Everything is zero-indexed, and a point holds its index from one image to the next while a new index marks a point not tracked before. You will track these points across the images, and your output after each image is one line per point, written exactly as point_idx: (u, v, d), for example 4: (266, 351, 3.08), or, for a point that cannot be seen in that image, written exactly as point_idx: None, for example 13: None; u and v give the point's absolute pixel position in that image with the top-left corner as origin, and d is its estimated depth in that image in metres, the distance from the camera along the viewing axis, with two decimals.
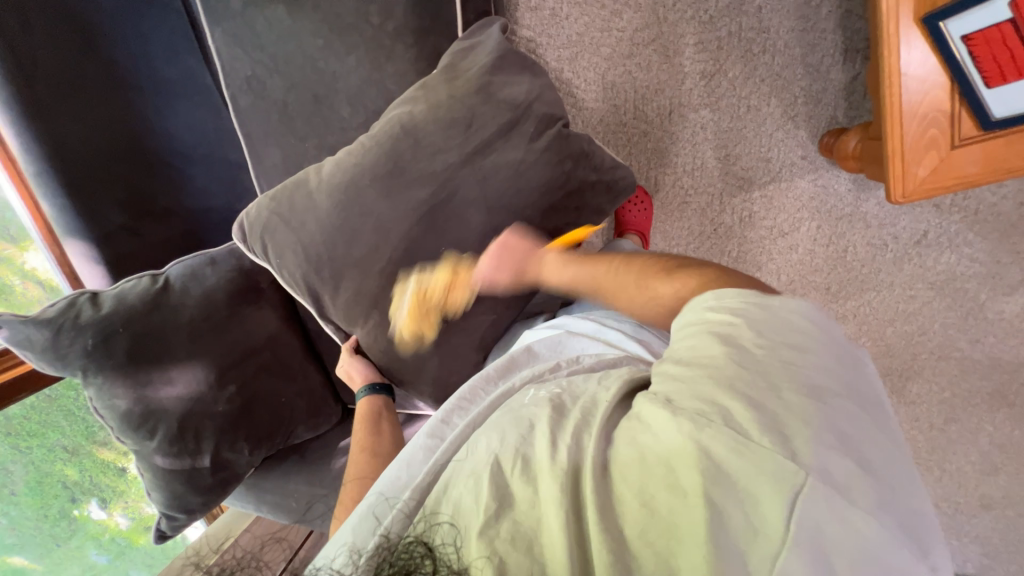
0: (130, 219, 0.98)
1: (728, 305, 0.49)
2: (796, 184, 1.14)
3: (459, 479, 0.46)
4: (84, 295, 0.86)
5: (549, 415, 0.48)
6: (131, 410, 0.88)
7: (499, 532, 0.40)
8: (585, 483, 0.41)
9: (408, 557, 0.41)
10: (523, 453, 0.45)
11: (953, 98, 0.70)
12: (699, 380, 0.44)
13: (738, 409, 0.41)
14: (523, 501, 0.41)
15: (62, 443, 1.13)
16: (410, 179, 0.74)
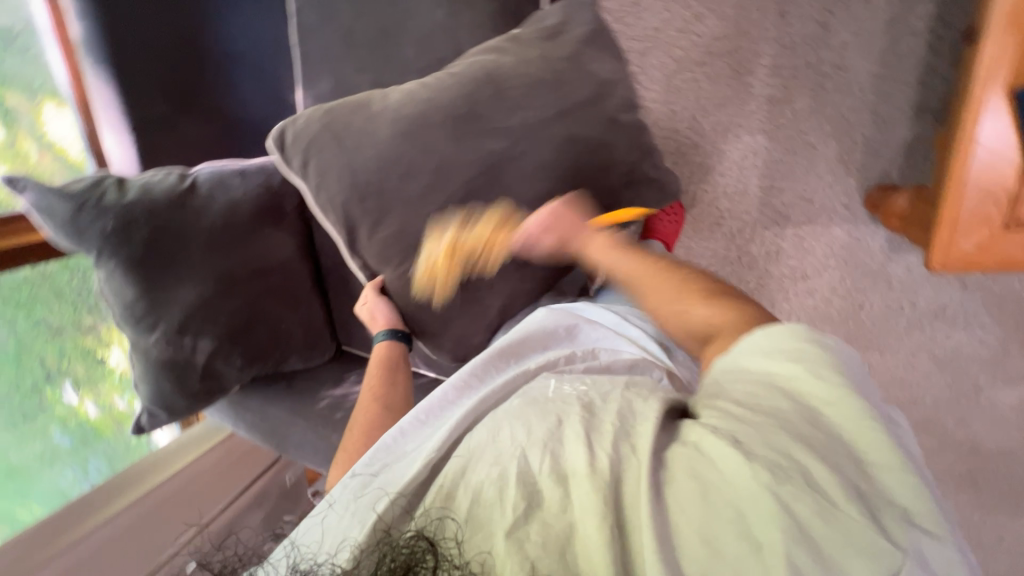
0: (170, 110, 0.96)
1: (787, 347, 0.49)
2: (830, 230, 1.13)
3: (482, 464, 0.47)
4: (111, 177, 0.85)
5: (579, 415, 0.49)
6: (136, 302, 0.87)
7: (529, 534, 0.41)
8: (623, 492, 0.42)
9: (409, 552, 0.40)
10: (552, 450, 0.46)
11: (1019, 180, 0.69)
12: (766, 426, 0.44)
13: (818, 469, 0.40)
14: (555, 504, 0.42)
15: (51, 320, 1.14)
16: (463, 134, 0.72)
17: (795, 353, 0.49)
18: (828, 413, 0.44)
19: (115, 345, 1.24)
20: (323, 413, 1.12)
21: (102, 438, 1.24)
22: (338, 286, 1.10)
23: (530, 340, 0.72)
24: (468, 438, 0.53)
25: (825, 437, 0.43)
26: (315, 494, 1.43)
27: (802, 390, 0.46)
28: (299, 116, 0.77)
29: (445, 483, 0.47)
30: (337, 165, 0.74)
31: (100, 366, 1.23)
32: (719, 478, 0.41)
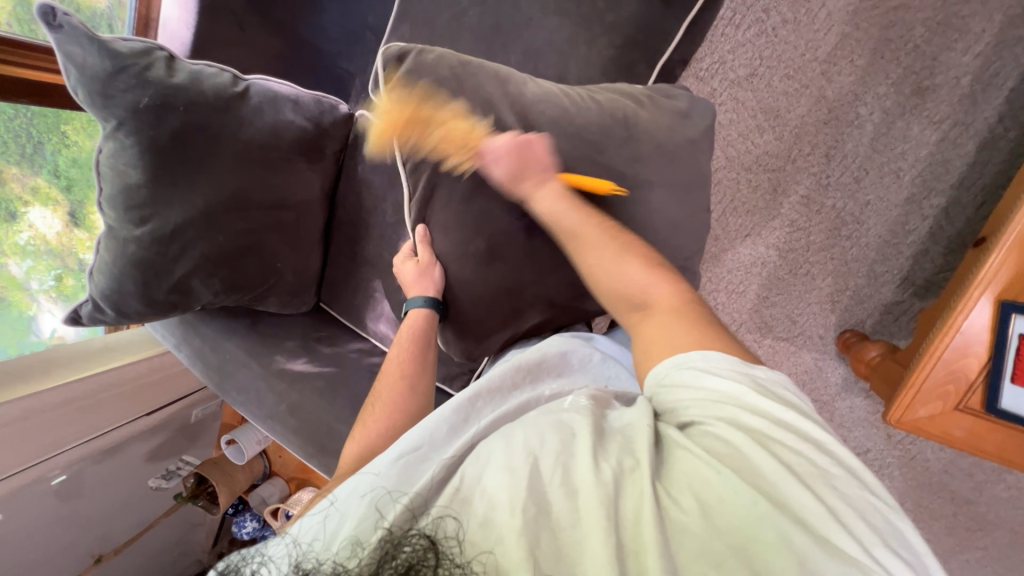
0: (244, 9, 0.91)
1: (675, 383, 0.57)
2: (800, 353, 1.25)
3: (494, 471, 0.47)
4: (162, 52, 0.78)
5: (590, 434, 0.51)
6: (137, 188, 0.79)
7: (541, 540, 0.42)
8: (624, 506, 0.45)
9: (411, 550, 0.42)
10: (564, 462, 0.47)
11: (980, 372, 0.79)
12: (758, 459, 0.47)
13: (808, 503, 0.44)
14: (563, 514, 0.44)
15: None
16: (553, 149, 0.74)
17: (771, 394, 0.54)
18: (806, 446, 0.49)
19: (38, 206, 1.06)
20: (282, 365, 1.05)
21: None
22: (344, 243, 1.04)
23: (543, 364, 0.73)
24: (481, 444, 0.52)
25: (809, 468, 0.47)
26: (227, 443, 1.35)
27: (784, 423, 0.51)
28: (429, 52, 0.75)
29: (460, 485, 0.48)
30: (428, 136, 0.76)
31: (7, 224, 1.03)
32: (724, 507, 0.44)
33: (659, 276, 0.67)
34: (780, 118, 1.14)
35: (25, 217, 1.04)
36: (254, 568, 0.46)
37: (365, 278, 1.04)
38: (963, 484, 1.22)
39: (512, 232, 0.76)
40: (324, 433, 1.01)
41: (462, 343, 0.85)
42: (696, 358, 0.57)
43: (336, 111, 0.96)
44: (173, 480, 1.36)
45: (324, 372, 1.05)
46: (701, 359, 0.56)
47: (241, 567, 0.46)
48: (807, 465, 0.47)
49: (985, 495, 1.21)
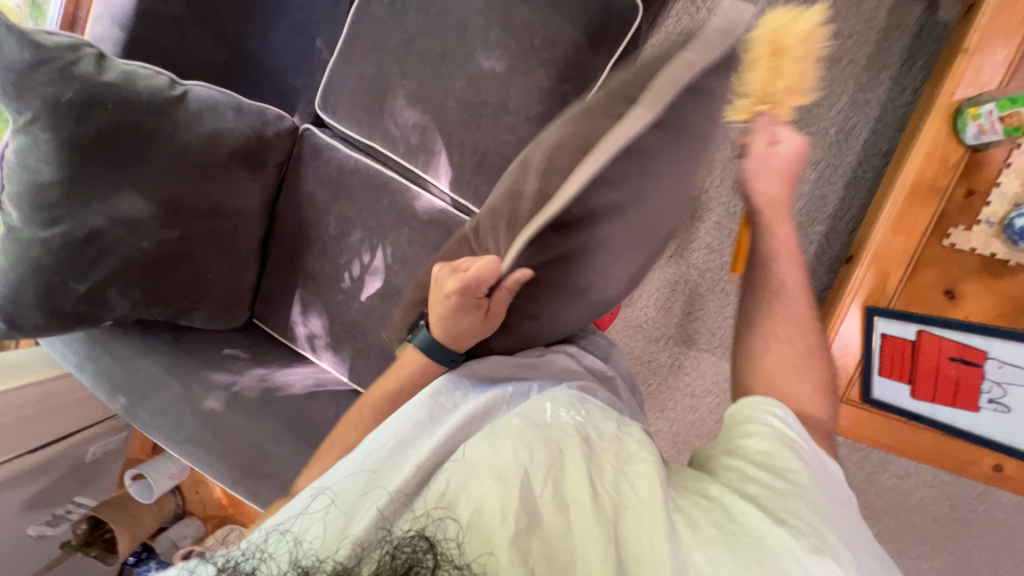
0: (189, 19, 0.90)
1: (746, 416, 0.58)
2: (720, 363, 1.40)
3: (481, 479, 0.46)
4: (92, 49, 0.75)
5: (580, 446, 0.50)
6: (50, 186, 0.73)
7: (530, 549, 0.42)
8: (631, 531, 0.44)
9: (411, 551, 0.40)
10: (554, 477, 0.47)
11: (856, 368, 0.93)
12: (785, 495, 0.48)
13: (833, 537, 0.45)
14: (552, 526, 0.44)
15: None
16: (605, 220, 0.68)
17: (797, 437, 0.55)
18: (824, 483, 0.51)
19: None
20: (205, 383, 0.97)
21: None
22: (283, 256, 1.02)
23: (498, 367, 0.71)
24: (463, 448, 0.51)
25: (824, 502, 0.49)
26: (133, 478, 1.22)
27: (810, 459, 0.53)
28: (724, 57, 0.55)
29: (447, 488, 0.47)
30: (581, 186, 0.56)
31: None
32: (750, 538, 0.44)
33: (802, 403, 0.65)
34: None
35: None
36: (253, 566, 0.42)
37: (305, 290, 1.01)
38: (857, 476, 1.38)
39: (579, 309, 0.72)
40: (253, 456, 0.94)
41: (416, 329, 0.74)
42: (778, 414, 0.56)
43: (280, 122, 0.96)
44: (59, 526, 1.18)
45: (256, 390, 0.98)
46: (779, 415, 0.56)
47: (242, 562, 0.43)
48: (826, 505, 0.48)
49: (875, 484, 1.37)
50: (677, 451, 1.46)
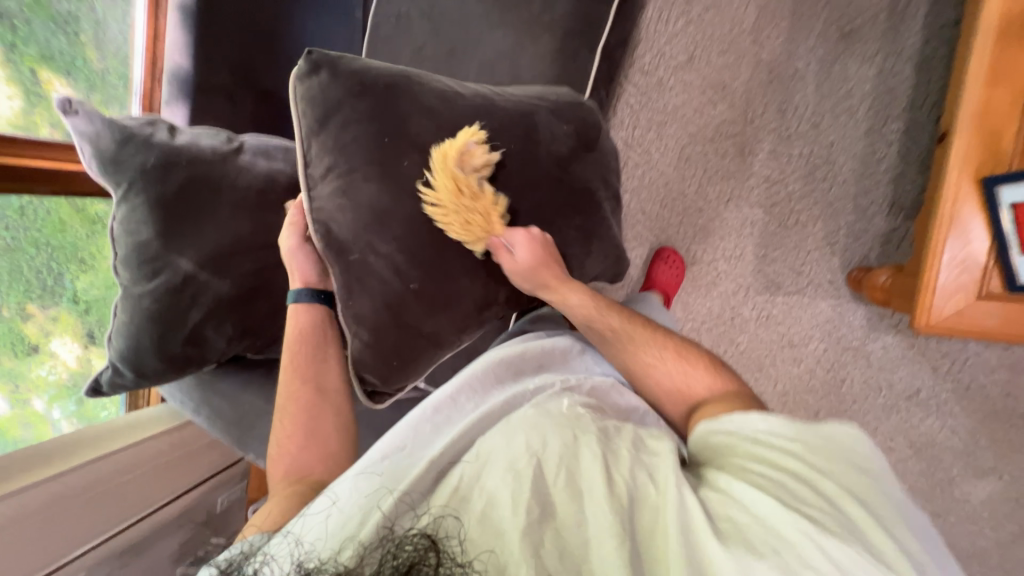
0: (233, 84, 1.02)
1: (741, 424, 0.65)
2: (817, 304, 1.25)
3: (496, 471, 0.58)
4: (165, 123, 0.88)
5: (594, 439, 0.62)
6: (150, 244, 0.85)
7: (541, 537, 0.53)
8: (639, 511, 0.56)
9: (412, 548, 0.49)
10: (567, 468, 0.58)
11: (990, 254, 0.78)
12: (789, 483, 0.57)
13: (850, 516, 0.54)
14: (561, 513, 0.55)
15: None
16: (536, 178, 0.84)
17: (791, 430, 0.63)
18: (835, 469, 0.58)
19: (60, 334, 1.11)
20: None
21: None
22: None
23: (525, 359, 0.83)
24: (479, 440, 0.63)
25: (838, 485, 0.56)
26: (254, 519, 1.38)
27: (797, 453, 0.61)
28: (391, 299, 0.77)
29: (461, 483, 0.58)
30: (411, 273, 0.78)
31: (28, 357, 1.06)
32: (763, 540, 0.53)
33: (710, 373, 0.80)
34: (727, 88, 1.24)
35: (47, 347, 1.09)
36: (258, 566, 0.51)
37: None
38: None
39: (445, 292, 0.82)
40: None
41: (361, 104, 0.74)
42: (759, 422, 0.65)
43: None
44: None
45: None
46: (762, 421, 0.65)
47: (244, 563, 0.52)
48: (826, 499, 0.56)
49: None
50: (790, 412, 1.30)
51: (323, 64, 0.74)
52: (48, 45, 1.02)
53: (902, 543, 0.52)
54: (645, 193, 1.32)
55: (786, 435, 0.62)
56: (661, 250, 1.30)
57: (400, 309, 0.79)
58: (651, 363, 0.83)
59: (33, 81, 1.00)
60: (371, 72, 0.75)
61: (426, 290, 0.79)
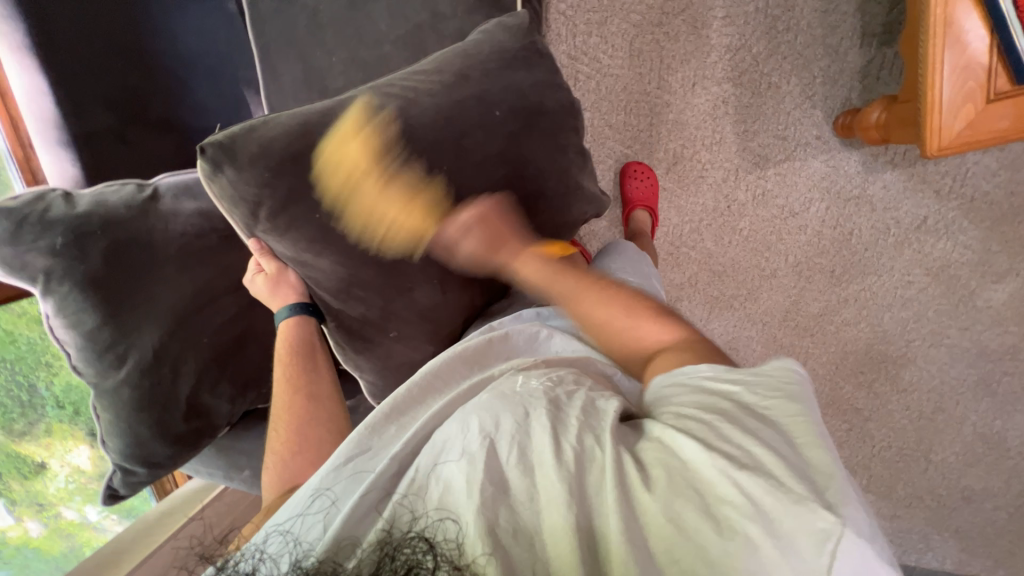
0: (120, 122, 0.86)
1: (685, 371, 0.54)
2: (809, 163, 1.23)
3: (450, 458, 0.49)
4: (56, 190, 0.75)
5: (545, 407, 0.53)
6: (99, 329, 0.74)
7: (497, 519, 0.44)
8: (588, 481, 0.46)
9: (409, 551, 0.40)
10: (518, 441, 0.49)
11: (992, 53, 0.73)
12: (713, 419, 0.48)
13: (762, 452, 0.44)
14: (521, 490, 0.46)
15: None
16: (480, 184, 0.74)
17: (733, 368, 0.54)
18: (765, 404, 0.49)
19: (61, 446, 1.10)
20: None
21: (5, 563, 1.05)
22: None
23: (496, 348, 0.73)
24: (437, 430, 0.55)
25: (764, 422, 0.47)
26: None
27: (744, 393, 0.50)
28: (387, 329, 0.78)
29: (415, 475, 0.50)
30: (387, 323, 0.78)
31: (40, 475, 1.09)
32: (694, 492, 0.43)
33: (662, 324, 0.64)
34: None
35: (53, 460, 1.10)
36: (254, 564, 0.42)
37: None
38: None
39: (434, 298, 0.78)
40: None
41: (280, 185, 0.67)
42: (703, 371, 0.54)
43: None
44: None
45: None
46: (707, 370, 0.54)
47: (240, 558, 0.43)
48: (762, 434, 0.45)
49: None
50: (809, 279, 1.30)
51: (221, 159, 0.65)
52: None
53: (823, 485, 0.41)
54: (605, 104, 1.22)
55: (729, 372, 0.53)
56: (627, 166, 1.23)
57: (390, 355, 0.81)
58: (596, 302, 0.67)
59: None
60: (275, 142, 0.66)
61: (405, 331, 0.79)
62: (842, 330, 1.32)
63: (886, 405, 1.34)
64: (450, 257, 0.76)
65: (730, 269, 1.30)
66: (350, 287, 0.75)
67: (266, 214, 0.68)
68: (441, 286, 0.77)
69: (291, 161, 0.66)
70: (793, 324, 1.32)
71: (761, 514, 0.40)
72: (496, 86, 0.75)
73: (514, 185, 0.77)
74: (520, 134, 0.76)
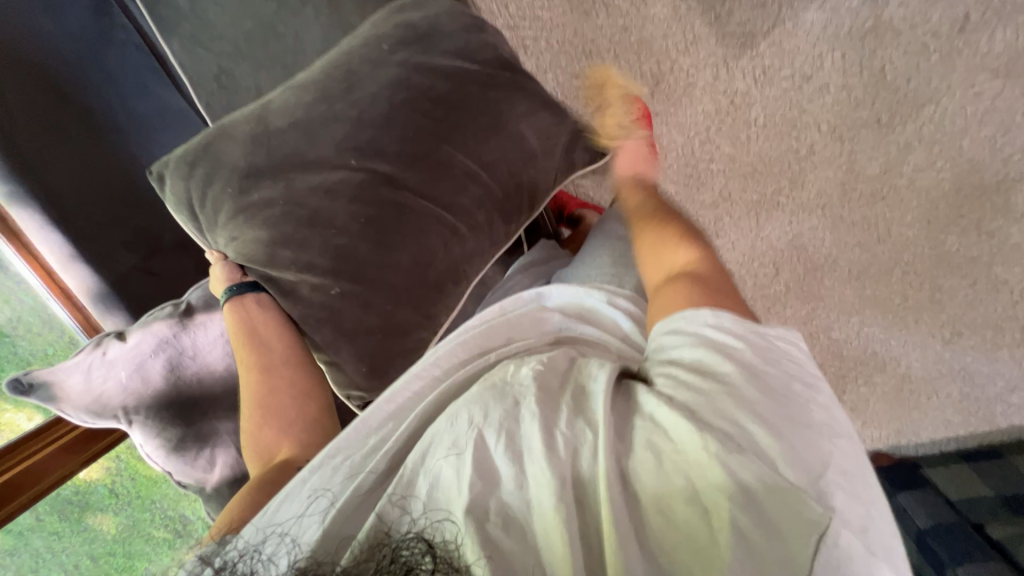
0: (140, 258, 0.94)
1: (692, 321, 0.54)
2: (802, 19, 1.11)
3: (438, 451, 0.47)
4: (110, 334, 0.81)
5: (536, 395, 0.49)
6: (183, 442, 0.80)
7: (490, 517, 0.41)
8: (580, 463, 0.44)
9: (407, 553, 0.38)
10: (508, 429, 0.46)
11: None
12: (711, 396, 0.46)
13: (761, 434, 0.44)
14: (509, 484, 0.43)
15: (100, 548, 0.94)
16: (384, 116, 0.72)
17: (735, 335, 0.52)
18: (764, 380, 0.48)
19: None
20: None
21: None
22: None
23: (494, 330, 0.71)
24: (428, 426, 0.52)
25: (763, 399, 0.46)
26: None
27: (744, 362, 0.49)
28: (320, 288, 0.70)
29: (404, 470, 0.46)
30: (329, 280, 0.69)
31: None
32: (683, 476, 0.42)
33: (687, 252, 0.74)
34: None
35: None
36: (252, 566, 0.42)
37: None
38: None
39: (372, 249, 0.69)
40: None
41: (196, 176, 0.73)
42: (708, 317, 0.54)
43: None
44: None
45: None
46: (712, 317, 0.54)
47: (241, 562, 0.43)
48: (757, 414, 0.45)
49: None
50: (856, 140, 1.14)
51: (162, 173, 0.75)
52: (16, 355, 0.96)
53: (820, 473, 0.43)
54: (563, 57, 1.17)
55: (732, 336, 0.52)
56: None
57: (345, 329, 0.70)
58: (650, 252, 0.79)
59: None
60: (188, 149, 0.74)
61: (351, 289, 0.69)
62: (919, 178, 1.14)
63: (1008, 240, 1.13)
64: (367, 190, 0.70)
65: (761, 164, 1.17)
66: (279, 250, 0.69)
67: (195, 206, 0.73)
68: (380, 225, 0.70)
69: (206, 151, 0.73)
70: (857, 194, 1.16)
71: (758, 498, 0.41)
72: (401, 30, 0.77)
73: (427, 97, 0.74)
74: (411, 55, 0.76)
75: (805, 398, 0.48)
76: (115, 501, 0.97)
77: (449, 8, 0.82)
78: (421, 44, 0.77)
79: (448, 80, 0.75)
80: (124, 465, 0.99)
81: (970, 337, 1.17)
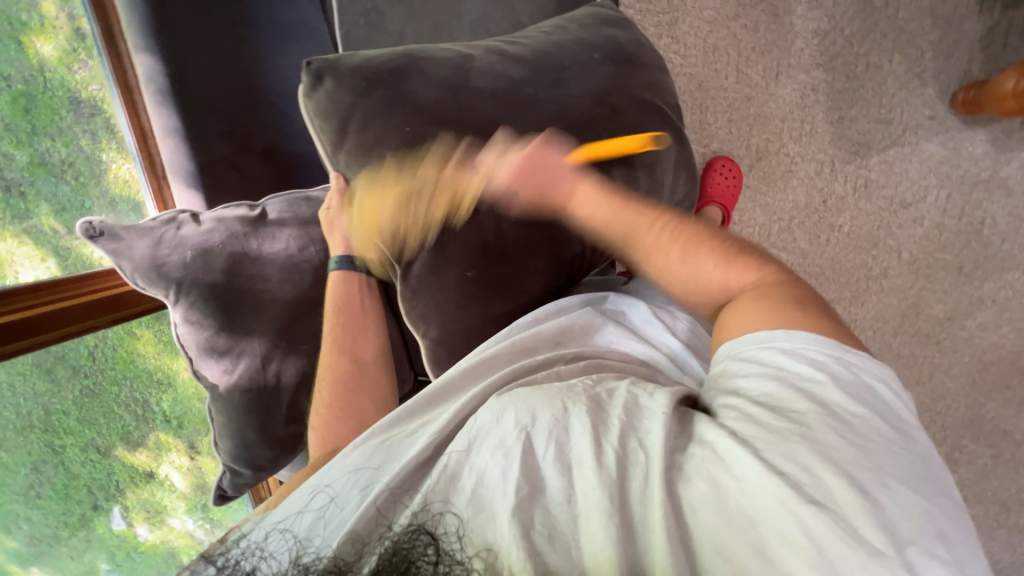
0: (231, 151, 0.95)
1: (763, 338, 0.54)
2: (922, 147, 1.12)
3: (484, 447, 0.48)
4: (185, 213, 0.83)
5: (586, 406, 0.50)
6: (216, 336, 0.80)
7: (536, 527, 0.42)
8: (631, 503, 0.43)
9: (408, 545, 0.40)
10: (558, 439, 0.47)
11: None
12: (785, 433, 0.45)
13: (839, 487, 0.41)
14: (556, 495, 0.44)
15: (58, 404, 0.89)
16: (574, 124, 0.74)
17: (816, 365, 0.50)
18: (848, 421, 0.46)
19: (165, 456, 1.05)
20: None
21: (119, 564, 1.02)
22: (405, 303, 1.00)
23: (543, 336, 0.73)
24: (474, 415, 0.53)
25: (843, 439, 0.44)
26: None
27: (819, 395, 0.48)
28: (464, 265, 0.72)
29: (450, 459, 0.49)
30: (468, 262, 0.72)
31: (148, 484, 1.04)
32: (750, 524, 0.40)
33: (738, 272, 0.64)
34: None
35: (160, 471, 1.05)
36: (252, 564, 0.43)
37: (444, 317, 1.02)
38: None
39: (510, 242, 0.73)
40: None
41: (370, 98, 0.70)
42: (783, 340, 0.53)
43: None
44: None
45: None
46: (786, 339, 0.53)
47: (241, 559, 0.44)
48: (833, 455, 0.43)
49: None
50: (931, 278, 1.14)
51: (324, 71, 0.70)
52: (58, 196, 0.92)
53: (912, 541, 0.39)
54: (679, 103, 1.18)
55: (809, 365, 0.50)
56: (714, 160, 1.16)
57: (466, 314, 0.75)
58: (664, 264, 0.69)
59: (53, 237, 0.90)
60: (368, 61, 0.71)
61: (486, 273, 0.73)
62: (980, 335, 1.13)
63: None
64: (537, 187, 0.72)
65: (830, 269, 1.17)
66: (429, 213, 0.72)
67: (355, 127, 0.70)
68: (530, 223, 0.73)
69: (391, 75, 0.70)
70: (913, 330, 1.15)
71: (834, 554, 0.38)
72: (592, 38, 0.80)
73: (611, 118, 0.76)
74: (619, 75, 0.78)
75: (900, 446, 0.44)
76: (92, 365, 0.93)
77: (613, 26, 0.83)
78: (623, 67, 0.79)
79: (635, 106, 0.78)
80: (114, 333, 0.94)
81: (974, 506, 1.15)
